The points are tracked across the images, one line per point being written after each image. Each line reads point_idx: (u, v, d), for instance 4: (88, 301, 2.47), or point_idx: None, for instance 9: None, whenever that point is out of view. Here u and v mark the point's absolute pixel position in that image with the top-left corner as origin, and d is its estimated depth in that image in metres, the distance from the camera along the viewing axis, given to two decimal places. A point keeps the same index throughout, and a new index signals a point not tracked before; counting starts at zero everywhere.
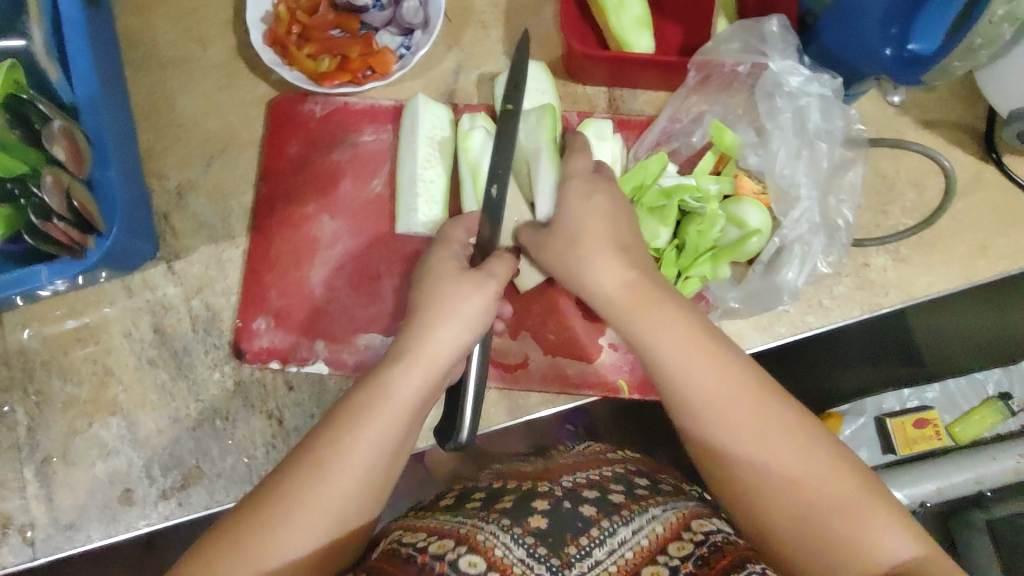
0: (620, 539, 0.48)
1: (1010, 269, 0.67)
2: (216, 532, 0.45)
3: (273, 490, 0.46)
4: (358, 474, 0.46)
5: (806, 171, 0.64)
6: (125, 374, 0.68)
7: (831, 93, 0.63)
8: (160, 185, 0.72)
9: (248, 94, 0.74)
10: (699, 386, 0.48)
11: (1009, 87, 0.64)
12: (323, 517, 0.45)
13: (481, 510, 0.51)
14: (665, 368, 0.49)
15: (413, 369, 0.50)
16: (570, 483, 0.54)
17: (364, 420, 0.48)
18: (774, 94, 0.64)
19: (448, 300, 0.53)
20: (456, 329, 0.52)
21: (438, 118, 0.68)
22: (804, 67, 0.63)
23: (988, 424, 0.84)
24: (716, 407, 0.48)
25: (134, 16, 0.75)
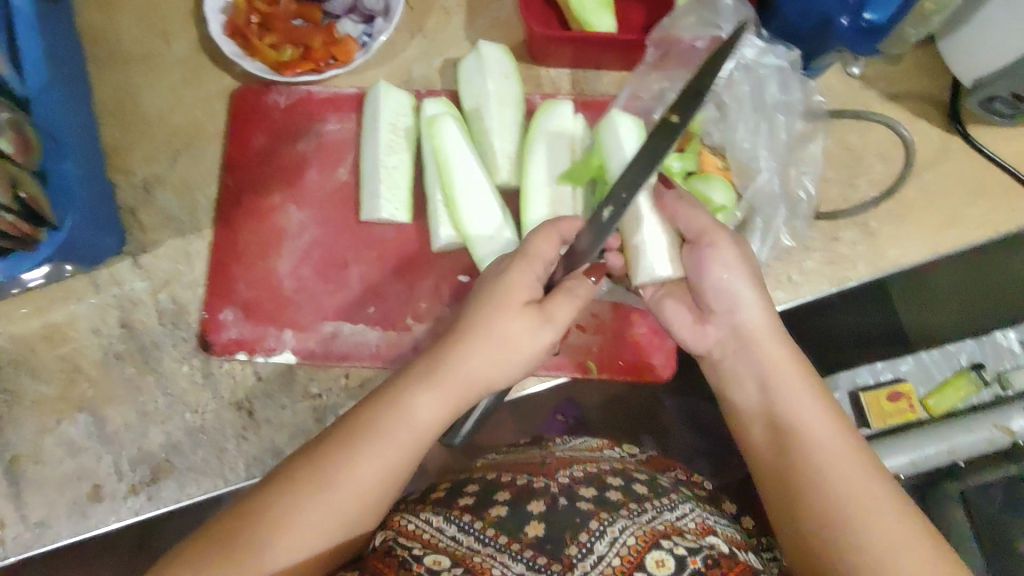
0: (620, 527, 0.52)
1: (981, 239, 0.66)
2: (222, 516, 0.46)
3: (278, 492, 0.47)
4: (372, 491, 0.48)
5: (766, 145, 0.67)
6: (93, 370, 0.68)
7: (787, 65, 0.65)
8: (126, 180, 0.71)
9: (213, 87, 0.73)
10: (798, 391, 0.51)
11: (973, 54, 0.62)
12: (329, 523, 0.47)
13: (476, 519, 0.53)
14: (772, 371, 0.52)
15: (453, 396, 0.51)
16: (568, 479, 0.57)
17: (384, 438, 0.49)
18: (730, 68, 0.66)
19: (493, 329, 0.52)
20: (490, 362, 0.52)
21: (400, 104, 0.68)
22: (757, 39, 0.65)
23: (964, 396, 0.74)
24: (805, 411, 0.50)
25: (99, 11, 0.73)
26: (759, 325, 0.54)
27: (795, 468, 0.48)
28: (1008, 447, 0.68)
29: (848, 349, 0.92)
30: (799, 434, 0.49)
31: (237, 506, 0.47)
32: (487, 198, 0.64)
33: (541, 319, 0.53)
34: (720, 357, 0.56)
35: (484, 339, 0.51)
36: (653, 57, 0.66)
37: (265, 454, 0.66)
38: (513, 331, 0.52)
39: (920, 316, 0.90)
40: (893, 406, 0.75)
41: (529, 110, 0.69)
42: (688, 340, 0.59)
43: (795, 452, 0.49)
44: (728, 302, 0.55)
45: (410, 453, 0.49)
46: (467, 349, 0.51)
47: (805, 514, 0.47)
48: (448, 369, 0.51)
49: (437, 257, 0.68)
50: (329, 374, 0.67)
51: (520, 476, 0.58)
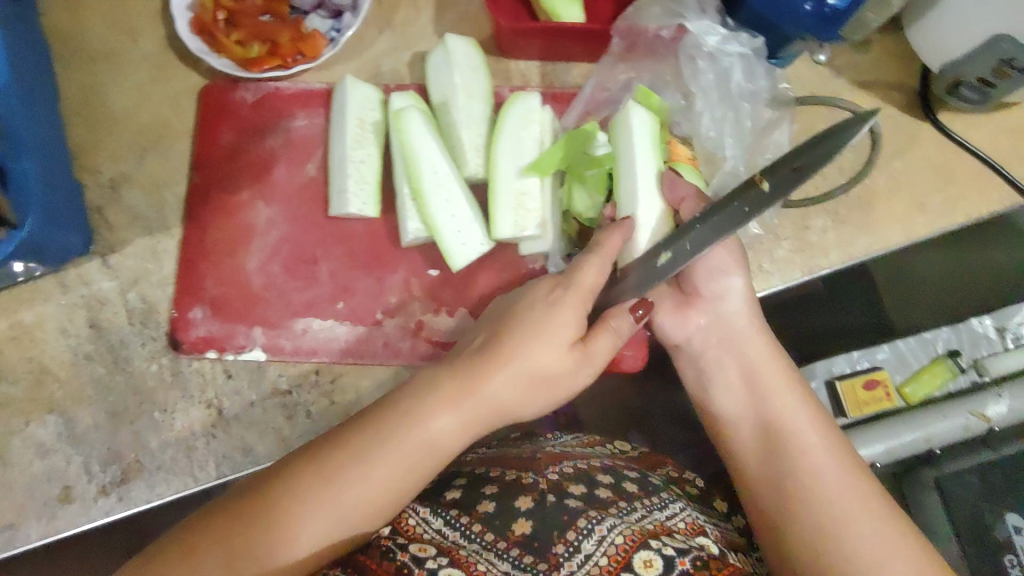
0: (608, 526, 0.50)
1: (950, 225, 0.66)
2: (226, 513, 0.47)
3: (285, 488, 0.47)
4: (384, 502, 0.49)
5: (733, 132, 0.65)
6: (61, 370, 0.67)
7: (751, 52, 0.63)
8: (94, 179, 0.71)
9: (180, 84, 0.72)
10: (787, 397, 0.55)
11: (939, 41, 0.62)
12: (335, 526, 0.48)
13: (462, 514, 0.53)
14: (761, 376, 0.57)
15: (476, 417, 0.52)
16: (557, 475, 0.56)
17: (402, 452, 0.49)
18: (695, 57, 0.65)
19: (525, 355, 0.53)
20: (518, 390, 0.53)
21: (367, 98, 0.68)
22: (721, 27, 0.63)
23: (939, 384, 0.74)
24: (795, 415, 0.54)
25: (65, 10, 0.73)
26: (740, 311, 0.59)
27: (783, 469, 0.52)
28: (985, 433, 0.69)
29: (833, 338, 0.92)
30: (788, 436, 0.53)
31: (241, 496, 0.48)
32: (454, 192, 0.64)
33: (579, 360, 0.54)
34: (700, 348, 0.61)
35: (518, 365, 0.52)
36: (618, 48, 0.66)
37: (236, 453, 0.65)
38: (543, 361, 0.53)
39: (900, 304, 0.92)
40: (869, 395, 0.75)
41: (497, 102, 0.69)
42: (666, 325, 0.62)
43: (784, 454, 0.53)
44: (718, 288, 0.59)
45: (426, 469, 0.50)
46: (495, 376, 0.52)
47: (793, 513, 0.51)
48: (477, 390, 0.52)
49: (406, 251, 0.68)
50: (300, 370, 0.67)
51: (510, 471, 0.57)
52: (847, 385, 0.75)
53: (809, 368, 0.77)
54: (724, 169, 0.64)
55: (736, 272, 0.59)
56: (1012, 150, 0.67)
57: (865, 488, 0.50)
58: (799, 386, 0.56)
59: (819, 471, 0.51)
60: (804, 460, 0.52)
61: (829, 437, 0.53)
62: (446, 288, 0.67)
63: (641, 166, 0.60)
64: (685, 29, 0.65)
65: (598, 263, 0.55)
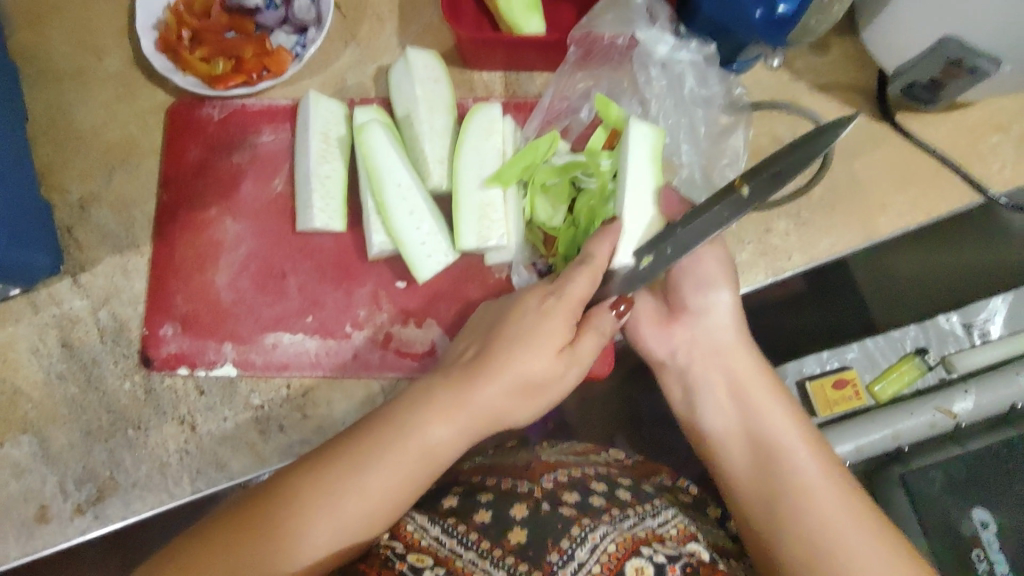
0: (601, 534, 0.51)
1: (910, 224, 0.67)
2: (217, 526, 0.47)
3: (278, 507, 0.48)
4: (379, 515, 0.49)
5: (687, 139, 0.67)
6: (34, 390, 0.68)
7: (702, 59, 0.65)
8: (62, 199, 0.71)
9: (147, 102, 0.73)
10: (773, 411, 0.54)
11: (893, 43, 0.63)
12: (331, 540, 0.48)
13: (459, 522, 0.53)
14: (748, 388, 0.56)
15: (470, 427, 0.52)
16: (552, 484, 0.57)
17: (397, 466, 0.50)
18: (648, 65, 0.66)
19: (516, 366, 0.52)
20: (510, 398, 0.52)
21: (331, 113, 0.68)
22: (671, 36, 0.65)
23: (908, 381, 0.75)
24: (781, 429, 0.53)
25: (30, 31, 0.74)
26: (726, 325, 0.58)
27: (766, 479, 0.52)
28: (951, 429, 0.72)
29: (819, 342, 0.93)
30: (775, 451, 0.53)
31: (228, 519, 0.48)
32: (418, 204, 0.65)
33: (568, 363, 0.54)
34: (685, 362, 0.60)
35: (509, 376, 0.52)
36: (576, 57, 0.67)
37: (209, 468, 0.65)
38: (535, 371, 0.52)
39: (885, 302, 0.91)
40: (838, 393, 0.76)
41: (461, 114, 0.69)
42: (650, 339, 0.62)
43: (767, 463, 0.52)
44: (704, 302, 0.59)
45: (418, 480, 0.50)
46: (490, 388, 0.52)
47: (780, 528, 0.50)
48: (469, 402, 0.52)
49: (373, 264, 0.69)
50: (271, 385, 0.67)
51: (506, 480, 0.58)
52: (817, 385, 0.76)
53: (780, 368, 0.77)
54: (680, 175, 0.67)
55: (725, 287, 0.58)
56: (971, 149, 0.67)
57: (849, 498, 0.49)
58: (786, 401, 0.55)
59: (804, 489, 0.50)
60: (792, 478, 0.51)
61: (816, 451, 0.52)
62: (419, 300, 0.68)
63: (635, 180, 0.60)
64: (637, 39, 0.66)
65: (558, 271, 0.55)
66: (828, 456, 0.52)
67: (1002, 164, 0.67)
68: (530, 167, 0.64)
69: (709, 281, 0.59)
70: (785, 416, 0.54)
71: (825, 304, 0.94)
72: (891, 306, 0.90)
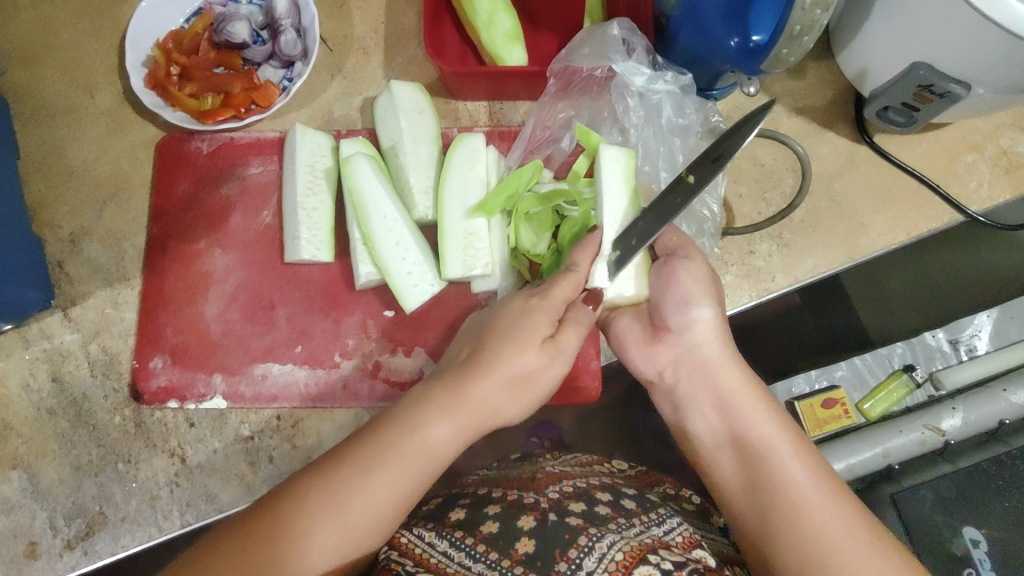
0: (608, 543, 0.51)
1: (891, 244, 0.68)
2: (218, 549, 0.47)
3: (286, 514, 0.47)
4: (383, 518, 0.49)
5: (666, 165, 0.68)
6: (24, 425, 0.68)
7: (678, 90, 0.66)
8: (54, 234, 0.72)
9: (137, 137, 0.74)
10: (764, 425, 0.53)
11: (867, 68, 0.64)
12: (336, 545, 0.48)
13: (467, 535, 0.54)
14: (735, 405, 0.54)
15: (471, 422, 0.51)
16: (558, 494, 0.58)
17: (402, 464, 0.49)
18: (625, 95, 0.68)
19: (510, 362, 0.51)
20: (507, 393, 0.51)
21: (318, 145, 0.69)
22: (647, 67, 0.66)
23: (896, 399, 0.77)
24: (773, 444, 0.51)
25: (22, 69, 0.75)
26: (710, 342, 0.56)
27: (758, 496, 0.50)
28: (940, 446, 0.72)
29: (818, 358, 0.89)
30: (766, 465, 0.51)
31: (230, 534, 0.47)
32: (404, 236, 0.66)
33: (551, 355, 0.53)
34: (673, 381, 0.58)
35: (503, 371, 0.51)
36: (556, 86, 0.68)
37: (199, 500, 0.65)
38: (529, 366, 0.52)
39: (879, 314, 0.87)
40: (827, 413, 0.77)
41: (446, 143, 0.71)
42: (637, 357, 0.60)
43: (758, 479, 0.51)
44: (685, 320, 0.57)
45: (420, 476, 0.50)
46: (488, 384, 0.51)
47: (776, 545, 0.49)
48: (467, 399, 0.50)
49: (361, 293, 0.69)
50: (260, 416, 0.67)
51: (512, 491, 0.59)
52: (806, 405, 0.77)
53: (770, 389, 0.79)
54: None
55: (706, 303, 0.56)
56: (948, 168, 0.68)
57: (846, 509, 0.48)
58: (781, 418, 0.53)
59: (799, 507, 0.48)
60: (785, 496, 0.49)
61: (809, 466, 0.50)
62: (410, 328, 0.68)
63: (610, 203, 0.60)
64: (614, 71, 0.67)
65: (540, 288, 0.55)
66: (823, 469, 0.50)
67: (978, 183, 0.68)
68: (513, 196, 0.65)
69: (688, 299, 0.57)
70: (776, 431, 0.52)
71: (820, 314, 0.89)
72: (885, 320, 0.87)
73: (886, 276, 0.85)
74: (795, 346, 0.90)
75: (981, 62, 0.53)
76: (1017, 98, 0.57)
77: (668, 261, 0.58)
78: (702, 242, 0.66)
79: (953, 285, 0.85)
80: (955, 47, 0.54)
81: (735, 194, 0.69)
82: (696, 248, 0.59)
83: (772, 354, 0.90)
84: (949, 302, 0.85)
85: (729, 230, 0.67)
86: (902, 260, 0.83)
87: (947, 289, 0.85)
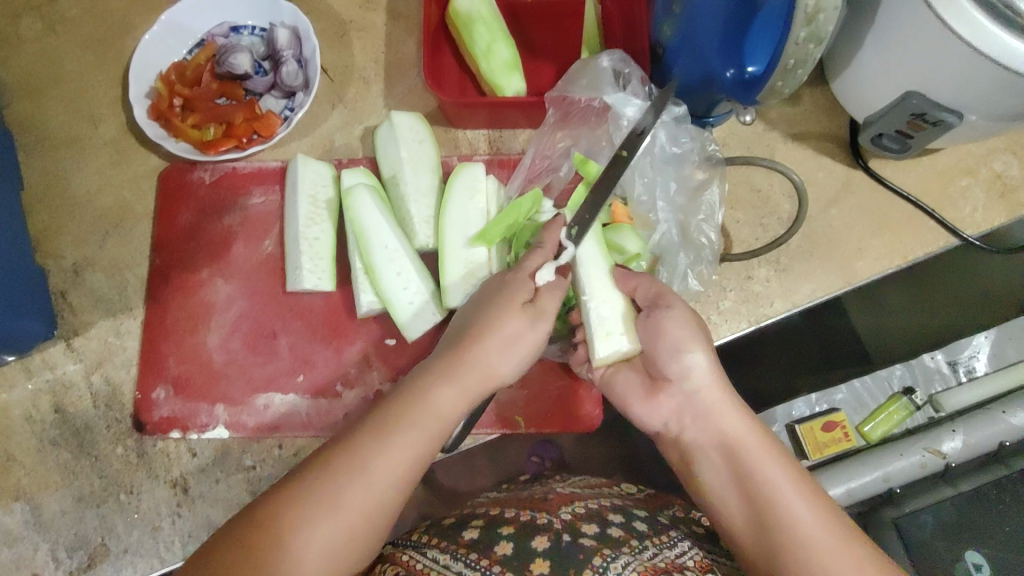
0: (624, 564, 0.53)
1: (887, 268, 0.68)
2: (228, 534, 0.45)
3: (298, 488, 0.46)
4: (391, 495, 0.48)
5: (664, 198, 0.70)
6: (26, 457, 0.68)
7: (673, 120, 0.67)
8: (57, 264, 0.72)
9: (140, 167, 0.75)
10: (766, 467, 0.52)
11: (861, 96, 0.65)
12: (352, 516, 0.46)
13: (482, 556, 0.53)
14: (741, 450, 0.54)
15: (471, 385, 0.52)
16: (570, 515, 0.58)
17: (412, 431, 0.49)
18: (621, 127, 0.69)
19: (498, 326, 0.53)
20: (501, 352, 0.53)
21: (319, 176, 0.70)
22: (640, 100, 0.67)
23: (895, 420, 0.80)
24: (778, 484, 0.51)
25: (27, 101, 0.76)
26: (706, 386, 0.56)
27: (763, 534, 0.51)
28: (941, 469, 0.73)
29: (819, 376, 0.88)
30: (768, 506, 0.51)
31: (226, 534, 0.45)
32: (404, 266, 0.66)
33: (532, 316, 0.55)
34: (678, 429, 0.58)
35: (493, 335, 0.53)
36: (555, 117, 0.69)
37: (201, 531, 0.65)
38: (515, 329, 0.54)
39: (872, 327, 0.87)
40: (828, 436, 0.80)
41: (446, 172, 0.72)
42: (641, 413, 0.60)
43: (763, 515, 0.51)
44: (681, 368, 0.57)
45: (425, 445, 0.49)
46: (481, 347, 0.53)
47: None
48: (463, 360, 0.52)
49: (362, 321, 0.70)
50: (262, 446, 0.68)
51: (525, 512, 0.59)
52: (807, 428, 0.80)
53: (771, 412, 0.82)
54: (656, 233, 0.70)
55: (698, 348, 0.56)
56: (942, 193, 0.69)
57: (851, 544, 0.48)
58: (784, 457, 0.53)
59: (805, 545, 0.48)
60: (789, 535, 0.49)
61: (814, 503, 0.50)
62: (409, 358, 0.69)
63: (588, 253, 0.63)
64: (608, 103, 0.68)
65: (518, 276, 0.57)
66: (825, 503, 0.50)
67: (973, 207, 0.69)
68: (514, 226, 0.66)
69: (679, 347, 0.57)
70: (780, 471, 0.52)
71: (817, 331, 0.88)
72: (880, 334, 0.87)
73: (886, 301, 0.85)
74: (796, 367, 0.89)
75: (974, 92, 0.54)
76: (1010, 125, 0.58)
77: (652, 313, 0.59)
78: (699, 270, 0.67)
79: (947, 304, 0.86)
80: (948, 77, 0.54)
81: (733, 220, 0.70)
82: (675, 295, 0.59)
83: (772, 375, 0.89)
84: (950, 323, 0.86)
85: (726, 256, 0.68)
86: (900, 285, 0.84)
87: (942, 308, 0.86)
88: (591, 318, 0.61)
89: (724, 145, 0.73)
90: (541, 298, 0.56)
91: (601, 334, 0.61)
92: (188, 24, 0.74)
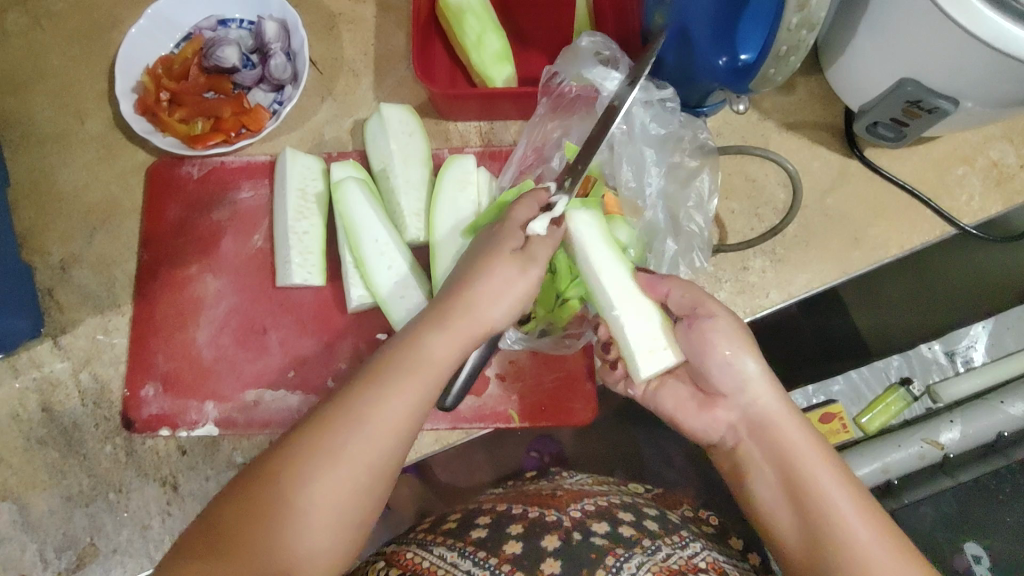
0: (636, 564, 0.52)
1: (884, 258, 0.68)
2: (233, 491, 0.45)
3: (297, 444, 0.45)
4: (394, 446, 0.47)
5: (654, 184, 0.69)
6: (14, 456, 0.67)
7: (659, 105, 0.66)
8: (43, 261, 0.71)
9: (127, 162, 0.74)
10: (809, 458, 0.51)
11: (856, 84, 0.64)
12: (357, 466, 0.45)
13: (491, 555, 0.52)
14: (774, 438, 0.53)
15: (466, 331, 0.51)
16: (580, 513, 0.57)
17: (410, 378, 0.48)
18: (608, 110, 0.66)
19: (487, 271, 0.52)
20: (497, 294, 0.52)
21: (308, 169, 0.69)
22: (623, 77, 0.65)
23: (893, 412, 0.82)
24: (817, 477, 0.50)
25: (12, 96, 0.75)
26: (764, 395, 0.55)
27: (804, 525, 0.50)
28: (938, 460, 0.73)
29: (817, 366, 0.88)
30: (808, 496, 0.50)
31: (231, 490, 0.45)
32: (395, 261, 0.65)
33: (521, 262, 0.54)
34: (735, 443, 0.56)
35: (484, 277, 0.52)
36: (546, 106, 0.69)
37: None
38: (507, 272, 0.52)
39: (876, 325, 0.86)
40: (826, 427, 0.83)
41: (438, 165, 0.71)
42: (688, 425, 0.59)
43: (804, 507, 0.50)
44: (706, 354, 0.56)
45: (424, 397, 0.48)
46: (473, 292, 0.51)
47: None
48: (457, 308, 0.51)
49: (353, 316, 0.69)
50: (253, 443, 0.67)
51: (534, 509, 0.58)
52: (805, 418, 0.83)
53: None
54: (644, 217, 0.68)
55: (749, 355, 0.55)
56: (939, 181, 0.69)
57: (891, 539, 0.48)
58: (824, 450, 0.52)
59: (843, 538, 0.48)
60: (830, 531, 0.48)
61: (854, 497, 0.49)
62: None
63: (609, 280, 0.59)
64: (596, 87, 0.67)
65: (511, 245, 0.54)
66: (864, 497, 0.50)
67: (970, 196, 0.68)
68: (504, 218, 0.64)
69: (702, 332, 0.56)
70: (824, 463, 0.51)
71: (818, 325, 0.86)
72: (884, 332, 0.87)
73: (894, 297, 0.83)
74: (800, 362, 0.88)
75: (970, 78, 0.53)
76: (1006, 112, 0.57)
77: (694, 322, 0.57)
78: (692, 259, 0.67)
79: (955, 302, 0.85)
80: (941, 61, 0.53)
81: (727, 210, 0.70)
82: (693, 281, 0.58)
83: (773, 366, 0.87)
84: (958, 312, 0.86)
85: (719, 247, 0.67)
86: (906, 276, 0.80)
87: (953, 306, 0.85)
88: (628, 339, 0.57)
89: (718, 135, 0.72)
90: (531, 246, 0.55)
91: (643, 351, 0.57)
92: (175, 17, 0.73)
